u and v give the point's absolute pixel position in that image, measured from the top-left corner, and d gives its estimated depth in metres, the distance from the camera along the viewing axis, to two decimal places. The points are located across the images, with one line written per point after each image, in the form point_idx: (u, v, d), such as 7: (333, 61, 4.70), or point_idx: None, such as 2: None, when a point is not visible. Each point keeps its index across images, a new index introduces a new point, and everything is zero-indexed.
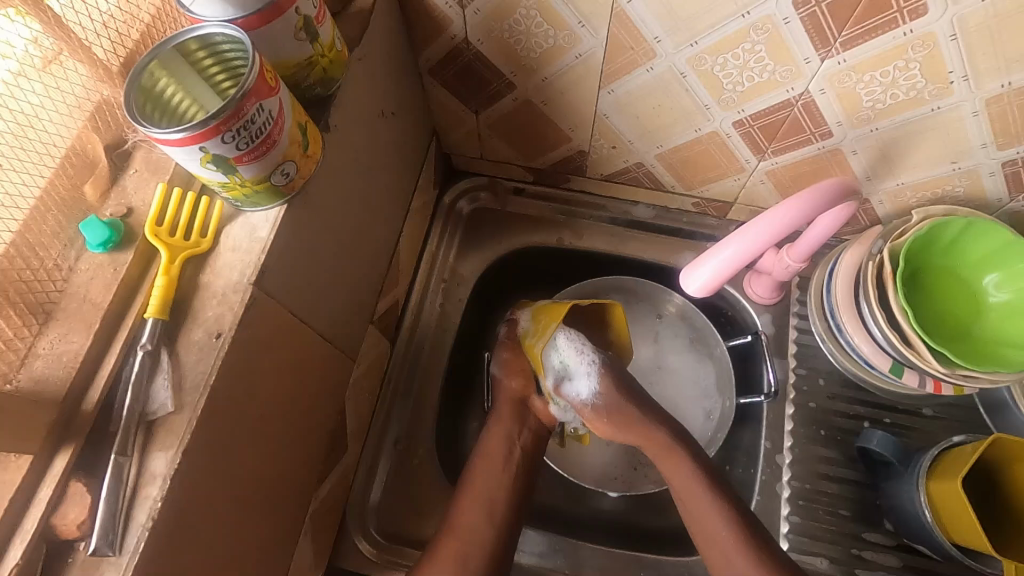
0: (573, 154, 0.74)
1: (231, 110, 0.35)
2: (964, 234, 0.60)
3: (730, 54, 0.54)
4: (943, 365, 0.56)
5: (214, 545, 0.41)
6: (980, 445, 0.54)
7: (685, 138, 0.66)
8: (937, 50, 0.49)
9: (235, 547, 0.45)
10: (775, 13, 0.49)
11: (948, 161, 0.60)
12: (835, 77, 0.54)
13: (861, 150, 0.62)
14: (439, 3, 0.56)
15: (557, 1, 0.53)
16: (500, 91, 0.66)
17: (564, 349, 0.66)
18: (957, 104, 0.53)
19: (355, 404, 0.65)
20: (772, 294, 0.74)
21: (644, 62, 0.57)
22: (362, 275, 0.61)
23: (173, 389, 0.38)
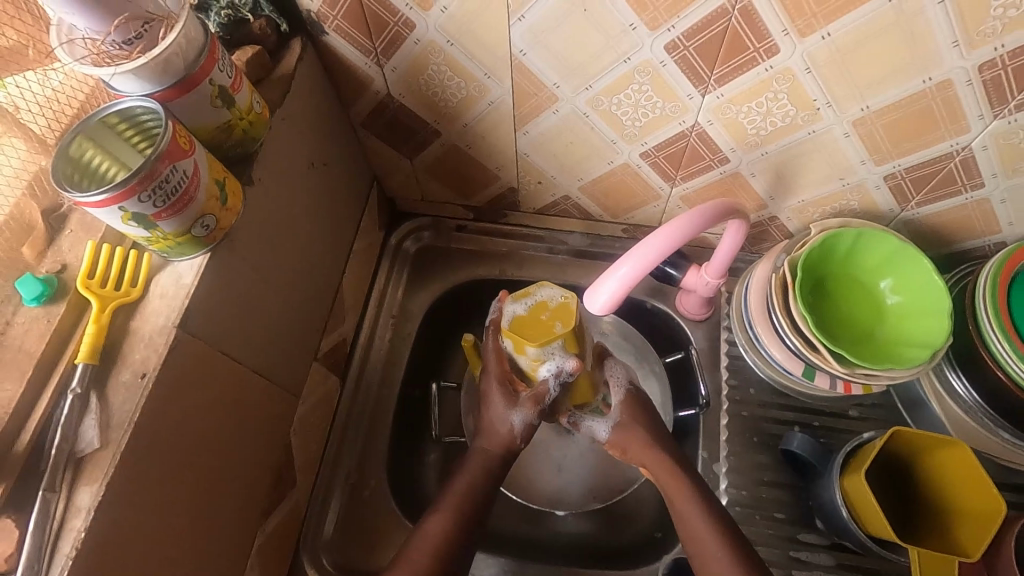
0: (505, 191, 0.79)
1: (145, 172, 0.40)
2: (858, 243, 0.65)
3: (623, 95, 0.60)
4: (844, 365, 0.60)
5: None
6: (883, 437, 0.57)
7: (601, 171, 0.72)
8: (798, 82, 0.55)
9: None
10: (652, 58, 0.55)
11: (836, 178, 0.65)
12: (718, 110, 0.60)
13: (758, 172, 0.67)
14: (359, 64, 0.62)
15: (462, 58, 0.59)
16: (428, 138, 0.72)
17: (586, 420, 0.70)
18: (828, 127, 0.59)
19: (304, 440, 0.68)
20: (701, 310, 0.78)
21: (549, 105, 0.63)
22: (302, 315, 0.64)
23: (100, 427, 0.41)
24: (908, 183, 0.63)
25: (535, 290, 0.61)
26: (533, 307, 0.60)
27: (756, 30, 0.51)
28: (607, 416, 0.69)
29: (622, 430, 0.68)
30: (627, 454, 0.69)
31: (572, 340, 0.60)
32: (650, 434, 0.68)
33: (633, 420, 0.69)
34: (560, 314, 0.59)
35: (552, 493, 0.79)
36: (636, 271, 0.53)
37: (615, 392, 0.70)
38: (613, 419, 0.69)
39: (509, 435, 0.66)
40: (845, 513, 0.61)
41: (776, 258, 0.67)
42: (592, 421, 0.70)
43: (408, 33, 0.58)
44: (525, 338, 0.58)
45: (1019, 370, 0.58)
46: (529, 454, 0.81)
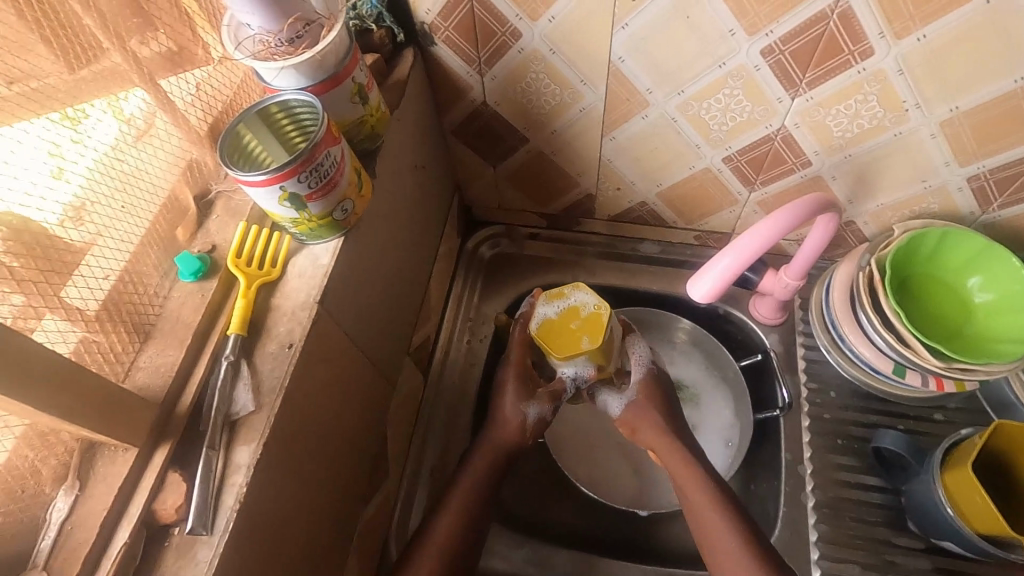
0: (582, 198, 0.82)
1: (305, 155, 0.43)
2: (942, 244, 0.66)
3: (713, 99, 0.63)
4: (940, 360, 0.61)
5: (282, 541, 0.45)
6: (987, 432, 0.58)
7: (681, 176, 0.75)
8: (889, 83, 0.57)
9: (299, 549, 0.49)
10: (746, 62, 0.59)
11: (918, 180, 0.67)
12: (805, 113, 0.62)
13: (839, 176, 0.69)
14: (461, 73, 0.67)
15: (562, 65, 0.63)
16: (515, 145, 0.76)
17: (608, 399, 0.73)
18: (915, 128, 0.61)
19: (395, 432, 0.70)
20: (776, 314, 0.79)
21: (639, 111, 0.67)
22: (401, 309, 0.67)
23: (253, 392, 0.44)
24: (991, 184, 0.64)
25: (570, 294, 0.67)
26: (566, 313, 0.66)
27: (853, 33, 0.54)
28: (623, 392, 0.72)
29: (635, 410, 0.71)
30: (636, 432, 0.71)
31: (597, 355, 0.66)
32: (665, 419, 0.70)
33: (649, 401, 0.71)
34: (589, 327, 0.65)
35: (629, 494, 0.80)
36: (737, 262, 0.55)
37: (636, 371, 0.73)
38: (628, 397, 0.72)
39: (520, 425, 0.68)
40: (948, 511, 0.60)
41: (860, 257, 0.69)
42: (614, 400, 0.72)
43: (513, 43, 0.62)
44: (552, 347, 0.65)
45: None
46: (604, 456, 0.82)
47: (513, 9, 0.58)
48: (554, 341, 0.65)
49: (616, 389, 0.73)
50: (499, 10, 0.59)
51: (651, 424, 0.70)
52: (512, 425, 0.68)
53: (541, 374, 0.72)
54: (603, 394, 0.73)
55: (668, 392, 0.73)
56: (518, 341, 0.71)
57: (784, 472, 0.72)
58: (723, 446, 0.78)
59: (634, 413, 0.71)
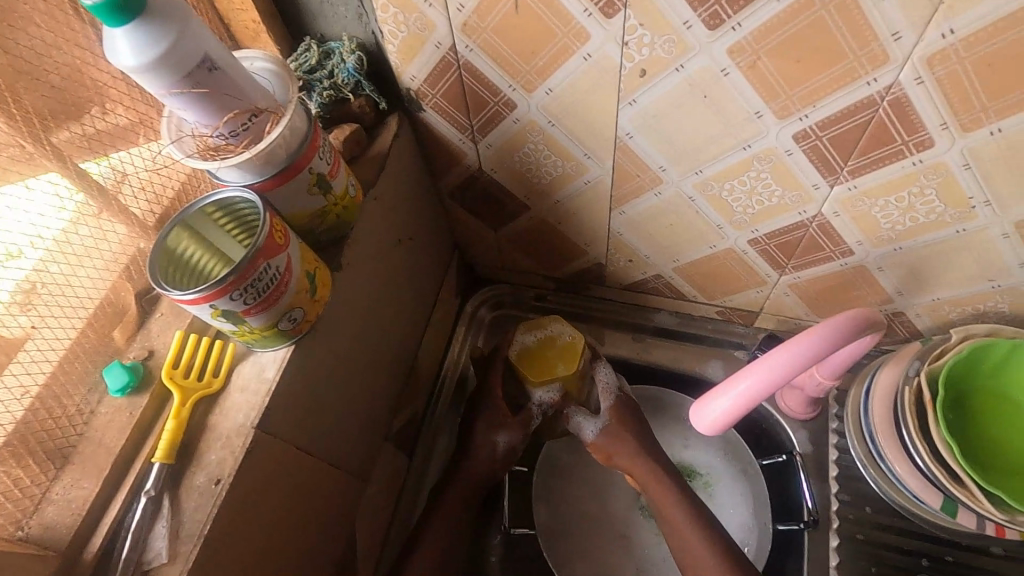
0: (590, 266, 0.75)
1: (240, 270, 0.38)
2: (1012, 357, 0.55)
3: (736, 180, 0.54)
4: (1002, 509, 0.51)
5: None
6: None
7: (701, 254, 0.66)
8: (951, 177, 0.47)
9: None
10: (776, 146, 0.50)
11: (986, 279, 0.56)
12: (847, 201, 0.53)
13: (887, 267, 0.59)
14: (453, 139, 0.60)
15: (562, 136, 0.56)
16: (515, 211, 0.69)
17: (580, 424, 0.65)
18: (983, 226, 0.51)
19: (369, 523, 0.65)
20: (807, 409, 0.70)
21: (651, 187, 0.59)
22: (377, 394, 0.62)
23: (169, 537, 0.39)
24: None
25: (549, 323, 0.65)
26: (542, 340, 0.64)
27: (908, 122, 0.44)
28: (598, 415, 0.65)
29: (609, 434, 0.64)
30: (612, 460, 0.64)
31: (571, 382, 0.63)
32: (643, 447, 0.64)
33: (623, 427, 0.64)
34: (565, 356, 0.63)
35: None
36: (757, 385, 0.47)
37: (605, 399, 0.66)
38: (602, 422, 0.65)
39: (489, 456, 0.64)
40: None
41: (908, 364, 0.59)
42: (585, 425, 0.65)
43: (507, 112, 0.55)
44: (525, 371, 0.63)
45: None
46: (606, 554, 0.75)
47: (505, 80, 0.52)
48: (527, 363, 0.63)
49: (589, 411, 0.66)
50: (490, 80, 0.52)
51: (625, 452, 0.63)
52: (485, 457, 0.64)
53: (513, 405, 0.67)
54: (576, 416, 0.65)
55: (642, 420, 0.66)
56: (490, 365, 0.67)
57: None
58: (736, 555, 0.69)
59: (611, 441, 0.64)
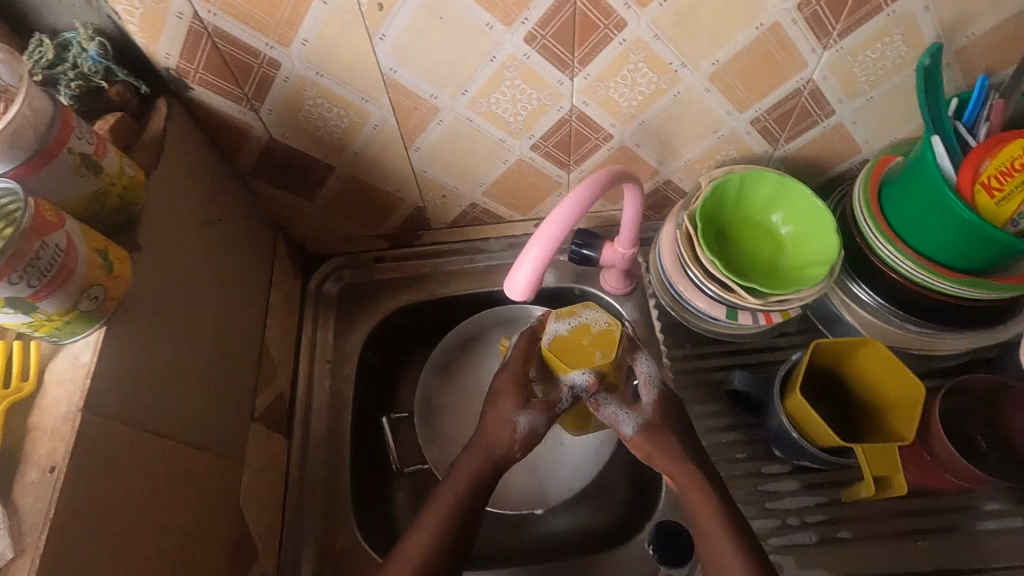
0: (412, 213, 0.80)
1: (11, 252, 0.38)
2: (744, 186, 0.69)
3: (498, 93, 0.62)
4: (759, 297, 0.65)
5: None
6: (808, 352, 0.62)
7: (499, 171, 0.74)
8: (650, 49, 0.59)
9: None
10: (515, 52, 0.58)
11: (711, 131, 0.70)
12: (588, 90, 0.63)
13: (641, 142, 0.71)
14: (232, 113, 0.62)
15: (334, 85, 0.60)
16: (322, 175, 0.72)
17: (608, 413, 0.65)
18: (690, 86, 0.64)
19: (260, 506, 0.65)
20: (621, 283, 0.82)
21: (432, 117, 0.65)
22: (227, 376, 0.62)
23: (12, 535, 0.38)
24: (773, 123, 0.70)
25: (580, 311, 0.65)
26: (577, 329, 0.64)
27: (601, 8, 0.54)
28: (636, 411, 0.65)
29: (648, 424, 0.64)
30: (652, 457, 0.63)
31: (613, 371, 0.63)
32: (680, 447, 0.63)
33: (658, 425, 0.64)
34: (602, 343, 0.63)
35: (531, 491, 0.80)
36: (548, 242, 0.53)
37: (648, 393, 0.65)
38: (642, 419, 0.64)
39: (511, 436, 0.63)
40: (794, 434, 0.64)
41: (677, 216, 0.71)
42: (619, 414, 0.65)
43: (275, 73, 0.58)
44: (562, 361, 0.63)
45: (908, 267, 0.66)
46: (502, 463, 0.82)
47: (261, 39, 0.54)
48: (567, 351, 0.63)
49: (628, 405, 0.65)
50: (246, 42, 0.54)
51: (667, 448, 0.63)
52: (503, 435, 0.63)
53: (544, 386, 0.67)
54: (609, 406, 0.65)
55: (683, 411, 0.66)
56: (515, 352, 0.67)
57: None
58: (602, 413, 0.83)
59: (647, 435, 0.64)
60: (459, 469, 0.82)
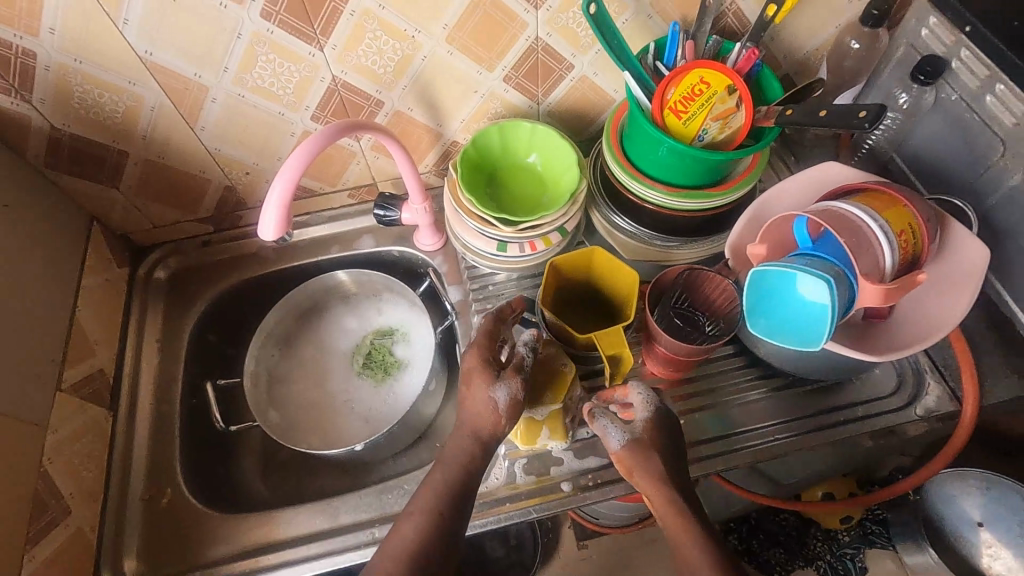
0: (224, 193, 0.86)
1: None
2: (504, 133, 0.79)
3: (258, 68, 0.70)
4: (513, 227, 0.75)
5: None
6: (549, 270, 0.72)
7: (291, 144, 0.81)
8: (381, 18, 0.68)
9: None
10: (257, 28, 0.66)
11: (471, 91, 0.80)
12: (341, 59, 0.72)
13: (412, 105, 0.80)
14: (5, 105, 0.67)
15: (97, 71, 0.66)
16: (119, 162, 0.77)
17: (601, 427, 0.67)
18: (432, 50, 0.73)
19: (71, 471, 0.69)
20: (432, 239, 0.91)
21: (204, 96, 0.72)
22: (20, 348, 0.66)
23: None
24: (523, 80, 0.80)
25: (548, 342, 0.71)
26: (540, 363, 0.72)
27: None
28: (628, 428, 0.66)
29: (637, 446, 0.65)
30: (631, 473, 0.65)
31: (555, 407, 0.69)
32: (662, 467, 0.64)
33: (650, 442, 0.65)
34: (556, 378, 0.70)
35: (362, 434, 0.89)
36: (287, 181, 0.60)
37: (643, 409, 0.67)
38: (631, 435, 0.66)
39: (493, 413, 0.64)
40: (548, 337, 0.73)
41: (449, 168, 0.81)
42: (611, 428, 0.67)
43: (33, 62, 0.64)
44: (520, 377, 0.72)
45: (655, 197, 0.76)
46: (336, 414, 0.90)
47: (7, 30, 0.60)
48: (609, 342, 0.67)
49: (622, 425, 0.67)
50: None
51: (649, 470, 0.64)
52: (484, 413, 0.65)
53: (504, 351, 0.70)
54: (603, 420, 0.67)
55: (674, 438, 0.67)
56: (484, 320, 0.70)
57: None
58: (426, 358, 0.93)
59: (634, 453, 0.65)
60: (297, 426, 0.89)
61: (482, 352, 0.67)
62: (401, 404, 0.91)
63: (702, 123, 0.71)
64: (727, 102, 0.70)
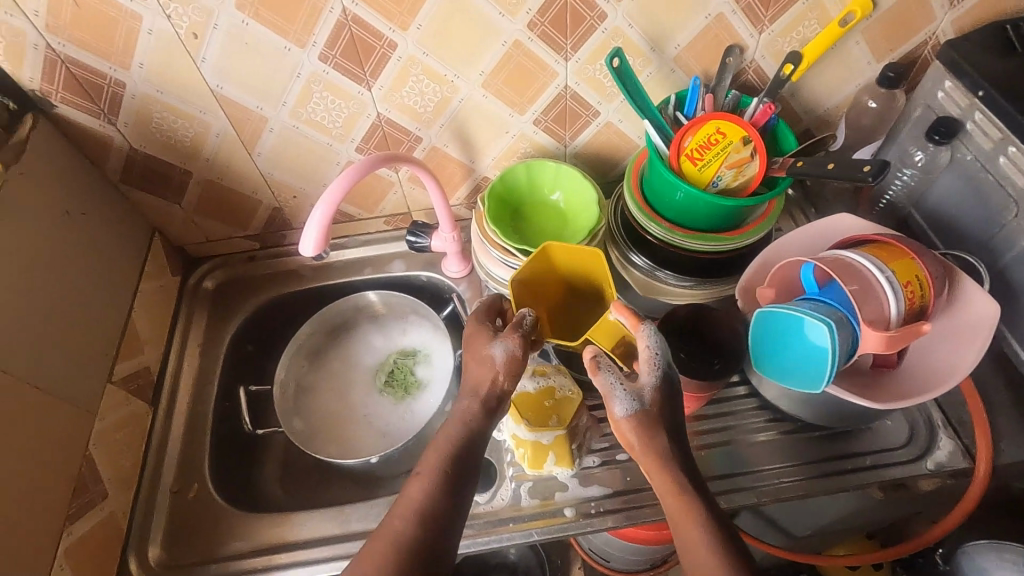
0: (272, 213, 0.94)
1: None
2: (531, 169, 0.84)
3: (313, 104, 0.78)
4: None
5: None
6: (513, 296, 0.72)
7: (336, 172, 0.89)
8: (424, 63, 0.76)
9: None
10: (315, 69, 0.74)
11: (502, 132, 0.87)
12: (386, 99, 0.79)
13: (447, 142, 0.87)
14: (94, 126, 0.76)
15: (174, 100, 0.75)
16: (183, 181, 0.86)
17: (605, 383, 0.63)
18: (469, 93, 0.80)
19: (112, 457, 0.74)
20: (459, 267, 0.96)
21: (263, 126, 0.80)
22: (83, 341, 0.73)
23: None
24: (551, 124, 0.86)
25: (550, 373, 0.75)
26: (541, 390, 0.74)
27: (372, 32, 0.71)
28: (632, 392, 0.62)
29: (643, 419, 0.61)
30: (637, 442, 0.62)
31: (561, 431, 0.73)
32: (666, 448, 0.61)
33: (657, 416, 0.61)
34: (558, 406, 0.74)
35: (376, 447, 0.92)
36: (326, 206, 0.67)
37: (649, 372, 0.62)
38: (639, 400, 0.61)
39: (492, 368, 0.66)
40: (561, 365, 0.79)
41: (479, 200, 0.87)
42: (618, 387, 0.62)
43: (122, 90, 0.73)
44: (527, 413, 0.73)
45: (659, 232, 0.80)
46: (356, 425, 0.95)
47: (105, 63, 0.70)
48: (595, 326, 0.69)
49: (631, 389, 0.62)
50: (93, 67, 0.70)
51: (654, 447, 0.61)
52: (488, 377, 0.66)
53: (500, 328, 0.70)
54: (608, 376, 0.63)
55: (677, 408, 0.63)
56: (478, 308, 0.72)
57: None
58: (443, 381, 0.97)
59: (642, 426, 0.61)
60: (316, 434, 0.93)
61: (477, 340, 0.68)
62: (417, 423, 0.94)
63: (717, 170, 0.75)
64: (741, 152, 0.74)
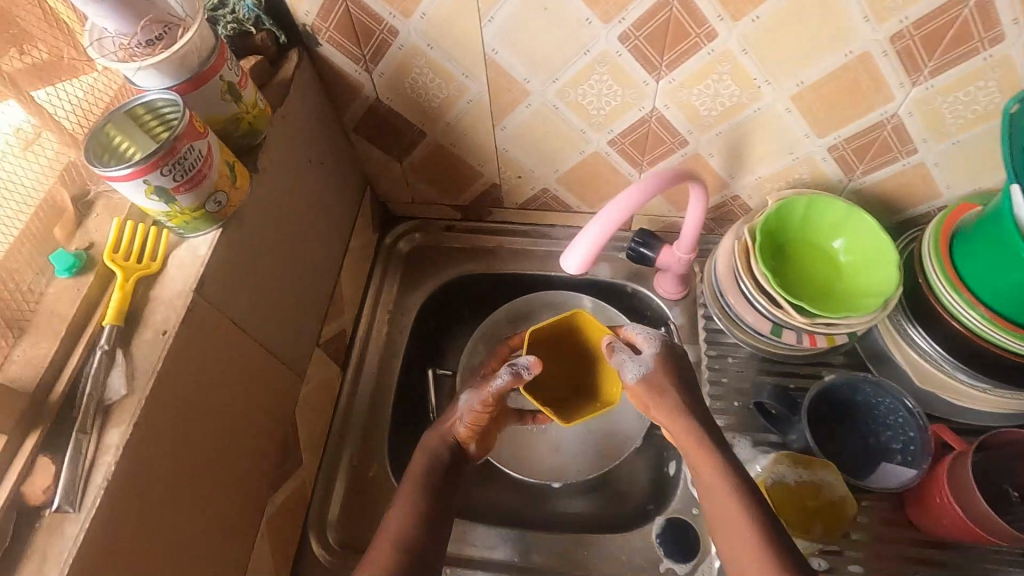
0: (488, 188, 0.86)
1: (167, 149, 0.46)
2: (812, 207, 0.71)
3: (586, 85, 0.67)
4: (807, 318, 0.66)
5: (177, 510, 0.49)
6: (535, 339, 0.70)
7: (574, 160, 0.78)
8: (738, 62, 0.62)
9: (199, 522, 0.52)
10: (609, 48, 0.62)
11: (785, 152, 0.72)
12: (671, 94, 0.67)
13: (715, 152, 0.74)
14: (350, 71, 0.70)
15: (441, 58, 0.66)
16: (414, 140, 0.79)
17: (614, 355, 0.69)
18: (771, 104, 0.66)
19: (308, 423, 0.72)
20: (677, 288, 0.84)
21: (522, 99, 0.70)
22: (304, 302, 0.70)
23: (126, 378, 0.46)
24: (849, 153, 0.71)
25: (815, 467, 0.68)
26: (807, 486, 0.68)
27: (695, 16, 0.58)
28: (640, 358, 0.68)
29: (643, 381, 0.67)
30: (648, 407, 0.68)
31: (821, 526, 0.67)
32: (681, 402, 0.66)
33: (666, 373, 0.67)
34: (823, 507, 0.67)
35: (552, 467, 0.83)
36: (608, 222, 0.57)
37: (649, 343, 0.69)
38: (645, 363, 0.67)
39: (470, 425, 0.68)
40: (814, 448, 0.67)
41: (738, 226, 0.74)
42: (628, 360, 0.68)
43: (392, 40, 0.65)
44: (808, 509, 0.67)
45: (972, 319, 0.64)
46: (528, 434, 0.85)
47: (386, 7, 0.62)
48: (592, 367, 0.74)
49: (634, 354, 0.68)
50: (373, 9, 0.62)
51: (666, 403, 0.66)
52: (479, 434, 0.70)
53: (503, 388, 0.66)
54: (619, 351, 0.69)
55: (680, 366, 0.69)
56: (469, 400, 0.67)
57: (685, 436, 0.77)
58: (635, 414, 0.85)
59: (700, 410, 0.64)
60: None
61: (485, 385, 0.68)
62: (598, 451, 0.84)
63: None
64: None
